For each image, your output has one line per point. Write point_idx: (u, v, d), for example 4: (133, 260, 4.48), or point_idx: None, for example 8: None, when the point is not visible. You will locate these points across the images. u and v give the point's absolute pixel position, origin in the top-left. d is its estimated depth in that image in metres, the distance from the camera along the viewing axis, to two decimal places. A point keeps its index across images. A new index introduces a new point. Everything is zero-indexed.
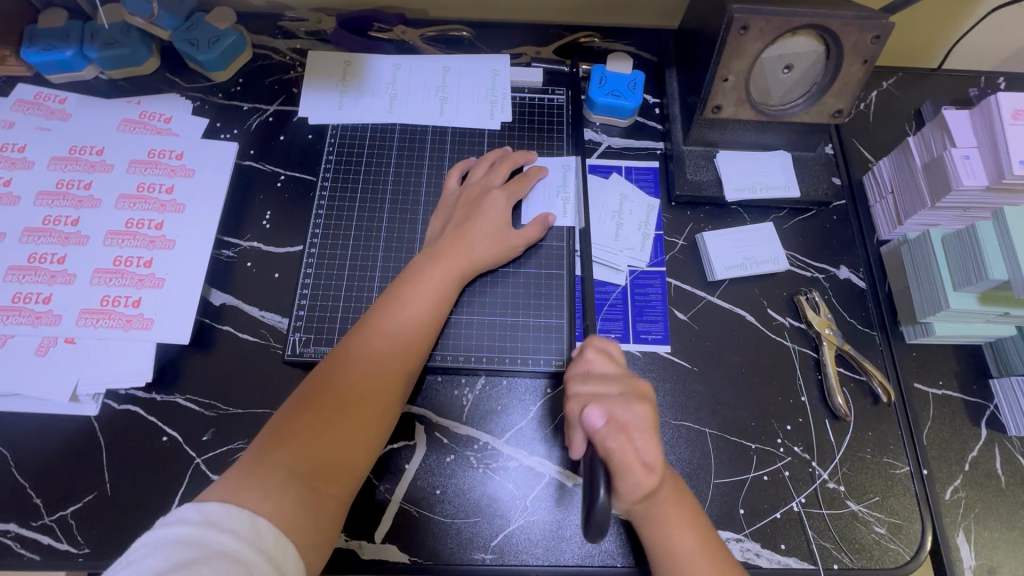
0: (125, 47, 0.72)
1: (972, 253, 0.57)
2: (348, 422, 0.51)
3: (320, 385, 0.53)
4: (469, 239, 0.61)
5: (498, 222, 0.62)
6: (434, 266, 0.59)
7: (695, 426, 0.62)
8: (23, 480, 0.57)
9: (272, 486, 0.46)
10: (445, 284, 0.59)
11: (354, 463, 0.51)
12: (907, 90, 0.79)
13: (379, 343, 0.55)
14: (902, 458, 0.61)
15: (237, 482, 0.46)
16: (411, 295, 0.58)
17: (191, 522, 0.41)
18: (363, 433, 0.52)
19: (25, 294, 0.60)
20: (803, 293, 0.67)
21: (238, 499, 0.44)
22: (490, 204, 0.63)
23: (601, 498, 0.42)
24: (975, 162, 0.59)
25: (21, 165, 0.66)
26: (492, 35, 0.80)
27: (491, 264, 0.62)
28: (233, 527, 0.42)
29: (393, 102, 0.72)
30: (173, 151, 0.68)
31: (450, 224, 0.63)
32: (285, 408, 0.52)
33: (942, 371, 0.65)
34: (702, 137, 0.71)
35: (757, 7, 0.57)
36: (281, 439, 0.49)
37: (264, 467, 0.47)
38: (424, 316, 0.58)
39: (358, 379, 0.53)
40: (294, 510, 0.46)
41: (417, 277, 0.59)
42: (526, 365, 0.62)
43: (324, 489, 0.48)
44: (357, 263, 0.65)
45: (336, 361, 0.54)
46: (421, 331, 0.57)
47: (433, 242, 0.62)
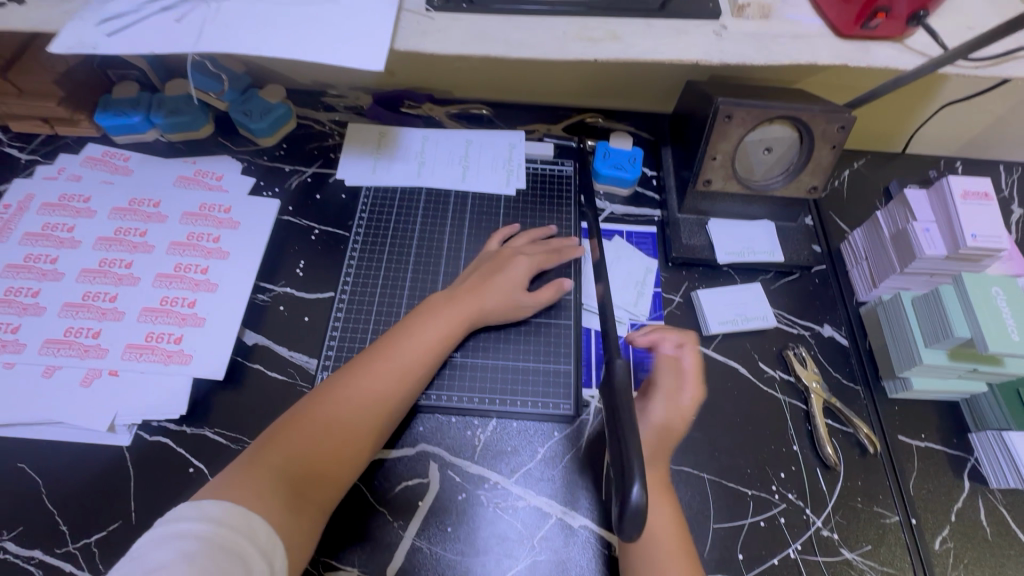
0: (188, 115, 0.81)
1: (938, 313, 0.64)
2: (342, 435, 0.55)
3: (324, 397, 0.57)
4: (487, 290, 0.67)
5: (518, 280, 0.69)
6: (449, 305, 0.66)
7: (694, 471, 0.65)
8: (52, 506, 0.59)
9: (264, 486, 0.49)
10: (456, 320, 0.65)
11: (338, 476, 0.54)
12: (874, 171, 0.90)
13: (384, 363, 0.60)
14: (891, 508, 0.64)
15: (231, 478, 0.49)
16: (425, 329, 0.63)
17: (191, 520, 0.44)
18: (353, 448, 0.56)
19: (76, 328, 0.66)
20: (791, 349, 0.72)
21: (231, 497, 0.47)
22: (516, 262, 0.70)
23: (634, 497, 0.38)
24: (934, 234, 0.67)
25: (85, 214, 0.73)
26: (508, 114, 0.91)
27: (498, 320, 0.69)
28: (231, 523, 0.45)
29: (421, 168, 0.81)
30: (222, 206, 0.76)
31: (475, 274, 0.70)
32: (292, 411, 0.57)
33: (924, 424, 0.69)
34: (694, 206, 0.79)
35: (738, 100, 0.67)
36: (277, 440, 0.53)
37: (258, 466, 0.51)
38: (431, 349, 0.63)
39: (360, 391, 0.58)
40: (281, 512, 0.48)
41: (430, 313, 0.65)
42: (525, 406, 0.67)
43: (307, 494, 0.51)
44: (380, 309, 0.70)
45: (343, 377, 0.59)
46: (425, 362, 0.62)
47: (457, 283, 0.69)
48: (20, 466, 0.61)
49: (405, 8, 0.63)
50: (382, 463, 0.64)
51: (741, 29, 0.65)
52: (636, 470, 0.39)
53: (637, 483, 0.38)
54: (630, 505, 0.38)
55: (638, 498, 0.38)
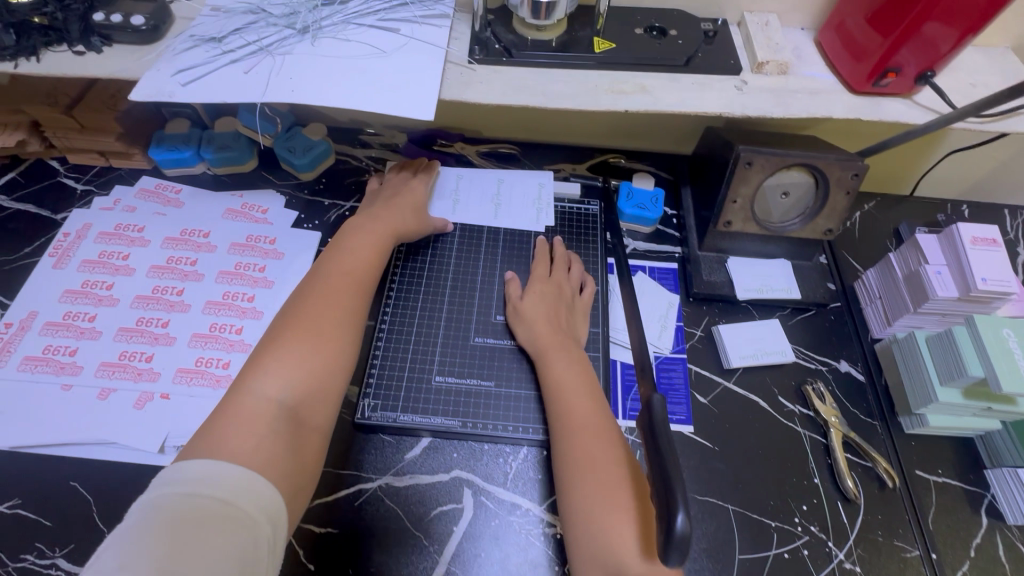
0: (236, 151, 0.86)
1: (952, 353, 0.67)
2: (325, 356, 0.59)
3: (283, 330, 0.61)
4: (397, 214, 0.77)
5: (419, 200, 0.80)
6: (368, 229, 0.74)
7: (719, 502, 0.67)
8: (101, 526, 0.61)
9: (258, 427, 0.52)
10: (379, 240, 0.73)
11: (330, 396, 0.59)
12: (885, 212, 0.94)
13: (336, 280, 0.66)
14: (912, 542, 0.66)
15: (223, 429, 0.51)
16: (350, 250, 0.71)
17: (176, 484, 0.46)
18: (337, 369, 0.60)
19: (130, 352, 0.69)
20: (810, 384, 0.75)
21: (220, 451, 0.49)
22: (413, 188, 0.82)
23: (680, 524, 0.41)
24: (946, 276, 0.70)
25: (139, 243, 0.78)
26: (535, 153, 0.96)
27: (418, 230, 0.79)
28: (224, 480, 0.47)
29: (457, 205, 0.85)
30: (268, 237, 0.80)
31: (378, 198, 0.80)
32: (259, 346, 0.60)
33: (941, 460, 0.71)
34: (714, 244, 0.83)
35: (758, 148, 0.72)
36: (257, 369, 0.57)
37: (246, 403, 0.54)
38: (368, 265, 0.70)
39: (322, 308, 0.63)
40: (281, 444, 0.52)
41: (357, 238, 0.73)
42: (528, 410, 0.70)
43: (305, 419, 0.56)
44: (412, 336, 0.74)
45: (294, 309, 0.63)
46: (367, 274, 0.69)
47: (364, 212, 0.78)
48: (72, 485, 0.63)
49: (450, 60, 0.69)
50: (418, 489, 0.66)
51: (760, 84, 0.70)
52: (681, 499, 0.41)
53: (683, 511, 0.41)
54: (675, 531, 0.41)
55: (684, 523, 0.40)
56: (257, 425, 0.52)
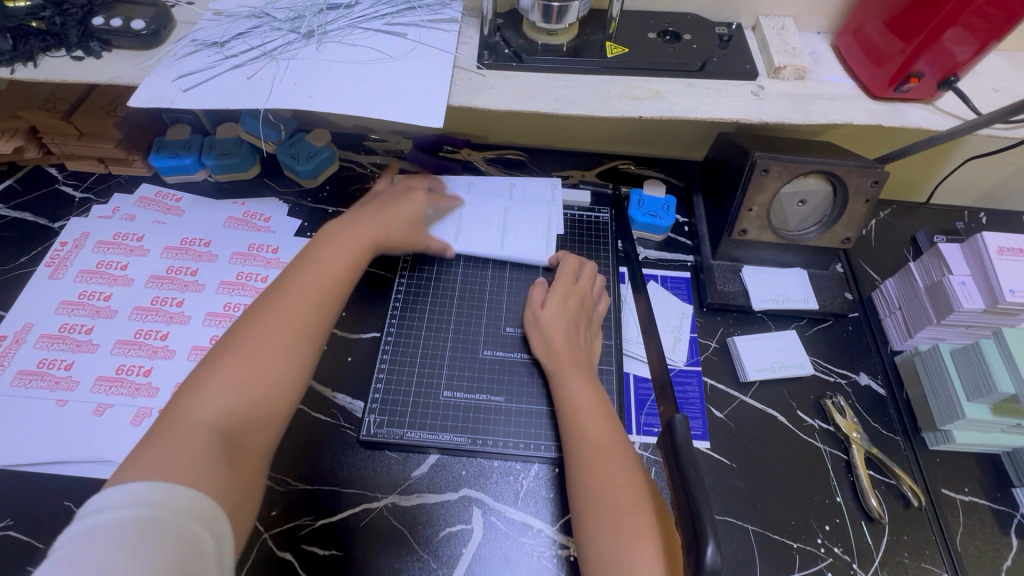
0: (237, 157, 0.85)
1: (980, 368, 0.65)
2: (270, 381, 0.54)
3: (227, 346, 0.55)
4: (380, 225, 0.71)
5: (413, 214, 0.75)
6: (341, 237, 0.67)
7: (737, 522, 0.65)
8: None
9: (191, 451, 0.47)
10: (353, 252, 0.66)
11: (272, 418, 0.54)
12: (901, 219, 0.92)
13: (296, 295, 0.59)
14: (940, 564, 0.63)
15: (153, 457, 0.46)
16: (318, 259, 0.64)
17: (120, 506, 0.41)
18: (283, 389, 0.55)
19: (128, 366, 0.67)
20: (830, 398, 0.73)
21: (156, 477, 0.44)
22: (402, 202, 0.75)
23: (709, 556, 0.38)
24: (971, 287, 0.68)
25: (138, 252, 0.76)
26: (543, 159, 0.95)
27: (401, 239, 0.73)
28: (169, 503, 0.43)
29: (469, 213, 0.83)
30: (270, 246, 0.78)
31: (368, 205, 0.74)
32: (201, 365, 0.54)
33: (967, 477, 0.69)
34: (728, 253, 0.81)
35: (776, 155, 0.70)
36: (189, 396, 0.51)
37: (179, 430, 0.48)
38: (336, 275, 0.63)
39: (275, 325, 0.56)
40: (219, 469, 0.47)
41: (329, 246, 0.66)
42: (543, 431, 0.67)
43: (244, 443, 0.51)
44: (416, 353, 0.71)
45: (243, 322, 0.57)
46: (332, 288, 0.62)
47: (344, 219, 0.71)
48: (66, 505, 0.60)
49: (458, 65, 0.67)
50: (426, 509, 0.63)
51: (778, 89, 0.68)
52: (708, 528, 0.39)
53: (712, 543, 0.38)
54: (704, 565, 0.38)
55: (713, 556, 0.38)
56: (193, 451, 0.47)
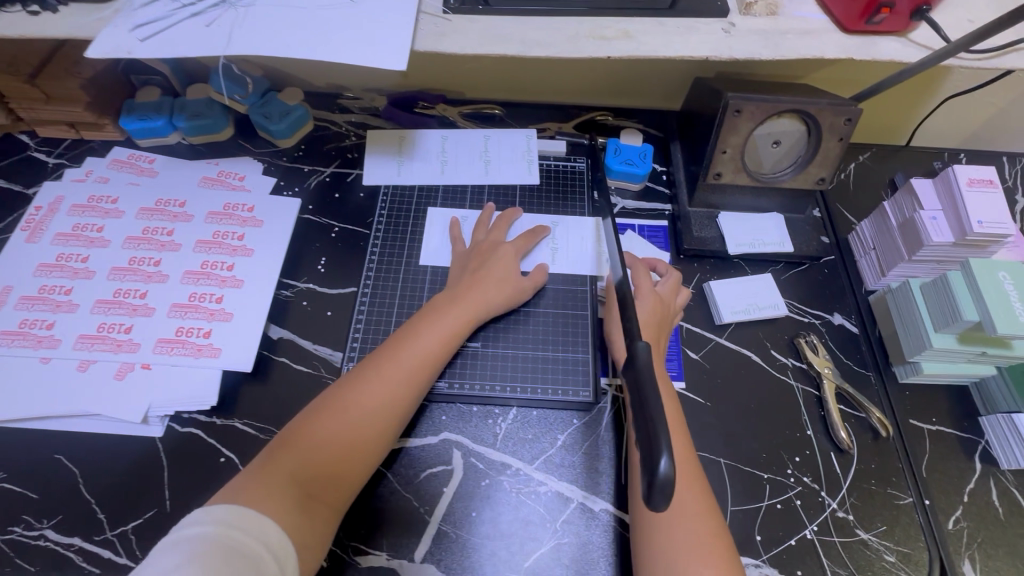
0: (209, 117, 0.84)
1: (946, 299, 0.65)
2: (355, 440, 0.57)
3: (329, 405, 0.58)
4: (482, 285, 0.69)
5: (507, 273, 0.71)
6: (445, 311, 0.66)
7: (710, 456, 0.67)
8: (90, 496, 0.61)
9: (276, 492, 0.52)
10: (456, 327, 0.66)
11: (349, 479, 0.57)
12: (881, 163, 0.91)
13: (396, 367, 0.61)
14: (905, 489, 0.65)
15: (245, 486, 0.51)
16: (419, 335, 0.64)
17: (201, 524, 0.47)
18: (362, 456, 0.58)
19: (109, 324, 0.68)
20: (803, 336, 0.74)
21: (243, 503, 0.50)
22: (501, 258, 0.72)
23: (663, 466, 0.39)
24: (942, 221, 0.69)
25: (113, 214, 0.76)
26: (520, 113, 0.93)
27: (501, 307, 0.70)
28: (240, 526, 0.48)
29: (444, 166, 0.83)
30: (246, 205, 0.78)
31: (465, 271, 0.71)
32: (306, 411, 0.58)
33: (935, 408, 0.70)
34: (705, 200, 0.81)
35: (747, 95, 0.69)
36: (286, 445, 0.55)
37: (272, 470, 0.53)
38: (432, 356, 0.63)
39: (373, 395, 0.59)
40: (293, 515, 0.51)
41: (431, 320, 0.65)
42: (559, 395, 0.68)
43: (320, 499, 0.54)
44: (489, 352, 0.70)
45: (347, 385, 0.60)
46: (425, 370, 0.63)
47: (449, 288, 0.70)
48: (58, 457, 0.62)
49: (423, 10, 0.65)
50: (407, 452, 0.65)
51: (748, 26, 0.67)
52: (662, 440, 0.40)
53: (665, 455, 0.39)
54: (658, 475, 0.39)
55: (668, 466, 0.39)
56: (273, 489, 0.52)
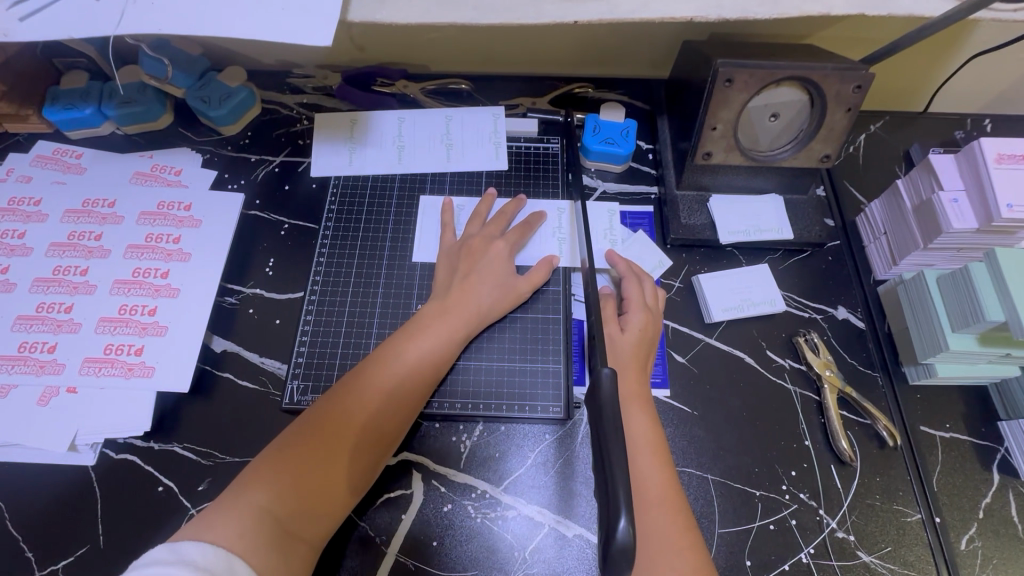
0: (141, 105, 0.75)
1: (967, 294, 0.58)
2: (338, 467, 0.51)
3: (309, 429, 0.52)
4: (475, 290, 0.62)
5: (504, 274, 0.64)
6: (435, 321, 0.60)
7: (697, 473, 0.60)
8: (15, 533, 0.56)
9: (249, 529, 0.45)
10: (448, 338, 0.59)
11: (332, 509, 0.51)
12: (894, 133, 0.81)
13: (382, 383, 0.55)
14: (913, 505, 0.59)
15: (213, 519, 0.45)
16: (408, 348, 0.58)
17: (169, 563, 0.41)
18: (347, 483, 0.52)
19: (31, 343, 0.62)
20: (802, 335, 0.66)
21: (214, 538, 0.44)
22: (492, 257, 0.64)
23: (621, 530, 0.37)
24: (964, 205, 0.60)
25: (35, 218, 0.69)
26: (490, 87, 0.84)
27: (496, 314, 0.63)
28: (210, 568, 0.42)
29: (401, 152, 0.74)
30: (182, 203, 0.71)
31: (455, 274, 0.64)
32: (282, 437, 0.52)
33: (949, 413, 0.63)
34: (695, 182, 0.72)
35: (740, 61, 0.60)
36: (262, 475, 0.49)
37: (244, 502, 0.47)
38: (422, 371, 0.57)
39: (358, 415, 0.53)
40: (267, 555, 0.45)
41: (421, 331, 0.59)
42: (524, 411, 0.62)
43: (299, 536, 0.48)
44: (479, 364, 0.64)
45: (330, 405, 0.54)
46: (415, 386, 0.57)
47: (438, 294, 0.63)
48: None
49: None
50: None
51: None
52: (620, 501, 0.37)
53: (624, 518, 0.37)
54: (616, 540, 0.36)
55: (625, 530, 0.36)
56: (244, 525, 0.45)
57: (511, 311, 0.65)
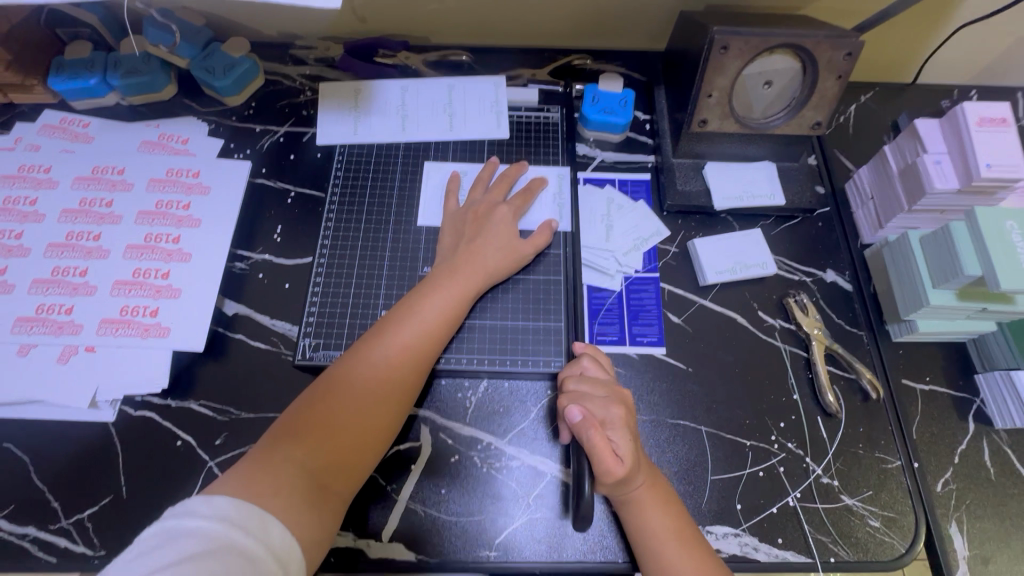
0: (146, 74, 0.75)
1: (947, 250, 0.61)
2: (361, 424, 0.54)
3: (330, 390, 0.55)
4: (481, 253, 0.64)
5: (508, 237, 0.66)
6: (445, 282, 0.62)
7: (691, 424, 0.63)
8: (41, 484, 0.59)
9: (282, 482, 0.48)
10: (458, 300, 0.62)
11: (357, 464, 0.53)
12: (883, 103, 0.83)
13: (397, 344, 0.58)
14: (894, 452, 0.62)
15: (245, 477, 0.47)
16: (421, 308, 0.60)
17: (204, 516, 0.43)
18: (373, 437, 0.54)
19: (48, 305, 0.64)
20: (792, 296, 0.69)
21: (247, 496, 0.46)
22: (495, 221, 0.67)
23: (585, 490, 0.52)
24: (946, 166, 0.63)
25: (46, 185, 0.70)
26: (491, 58, 0.85)
27: (502, 275, 0.66)
28: (241, 522, 0.44)
29: (404, 121, 0.76)
30: (190, 170, 0.72)
31: (461, 239, 0.66)
32: (304, 398, 0.55)
33: (929, 368, 0.67)
34: (690, 150, 0.74)
35: (735, 29, 0.62)
36: (288, 434, 0.51)
37: (275, 460, 0.49)
38: (434, 331, 0.60)
39: (375, 374, 0.56)
40: (301, 505, 0.48)
41: (431, 294, 0.61)
42: (526, 367, 0.65)
43: (328, 488, 0.50)
44: (485, 324, 0.66)
45: (349, 364, 0.56)
46: (428, 346, 0.59)
47: (446, 258, 0.65)
48: (6, 446, 0.60)
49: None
50: None
51: None
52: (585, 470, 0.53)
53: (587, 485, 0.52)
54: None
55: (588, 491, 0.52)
56: (276, 482, 0.48)
57: (514, 273, 0.68)
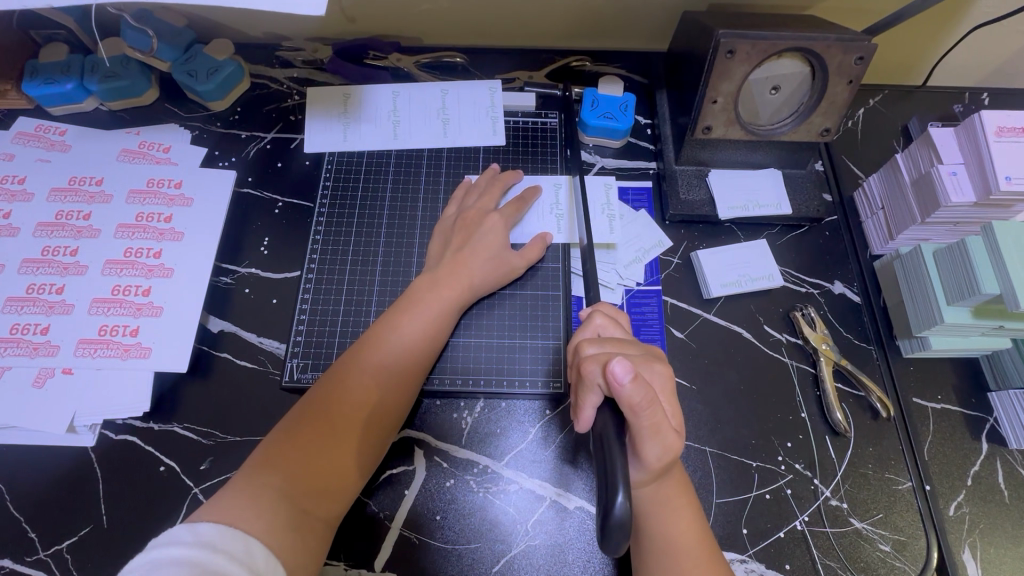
0: (125, 79, 0.72)
1: (964, 268, 0.58)
2: (343, 449, 0.51)
3: (312, 413, 0.52)
4: (463, 261, 0.62)
5: (497, 246, 0.63)
6: (431, 295, 0.60)
7: (696, 446, 0.61)
8: (18, 515, 0.56)
9: (262, 505, 0.46)
10: (443, 313, 0.59)
11: (342, 488, 0.51)
12: (893, 106, 0.81)
13: (380, 362, 0.55)
14: (904, 473, 0.60)
15: (227, 501, 0.45)
16: (404, 323, 0.58)
17: (185, 545, 0.41)
18: (357, 457, 0.52)
19: (22, 325, 0.61)
20: (799, 309, 0.67)
21: (229, 519, 0.44)
22: (483, 229, 0.64)
23: (619, 504, 0.41)
24: (962, 178, 0.60)
25: (21, 198, 0.67)
26: (486, 60, 0.81)
27: (489, 287, 0.63)
28: (225, 547, 0.42)
29: (397, 127, 0.73)
30: (172, 180, 0.69)
31: (448, 248, 0.63)
32: (283, 425, 0.52)
33: (941, 385, 0.65)
34: (693, 157, 0.72)
35: (742, 32, 0.59)
36: (268, 462, 0.49)
37: (257, 485, 0.47)
38: (421, 348, 0.57)
39: (359, 396, 0.53)
40: (285, 531, 0.45)
41: (415, 309, 0.59)
42: (522, 386, 0.62)
43: (312, 514, 0.48)
44: (473, 340, 0.64)
45: (331, 385, 0.54)
46: (414, 363, 0.57)
47: (431, 269, 0.63)
48: None
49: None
50: None
51: None
52: (619, 479, 0.42)
53: (621, 493, 0.41)
54: (613, 515, 0.41)
55: (622, 504, 0.41)
56: (255, 508, 0.45)
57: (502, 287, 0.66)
